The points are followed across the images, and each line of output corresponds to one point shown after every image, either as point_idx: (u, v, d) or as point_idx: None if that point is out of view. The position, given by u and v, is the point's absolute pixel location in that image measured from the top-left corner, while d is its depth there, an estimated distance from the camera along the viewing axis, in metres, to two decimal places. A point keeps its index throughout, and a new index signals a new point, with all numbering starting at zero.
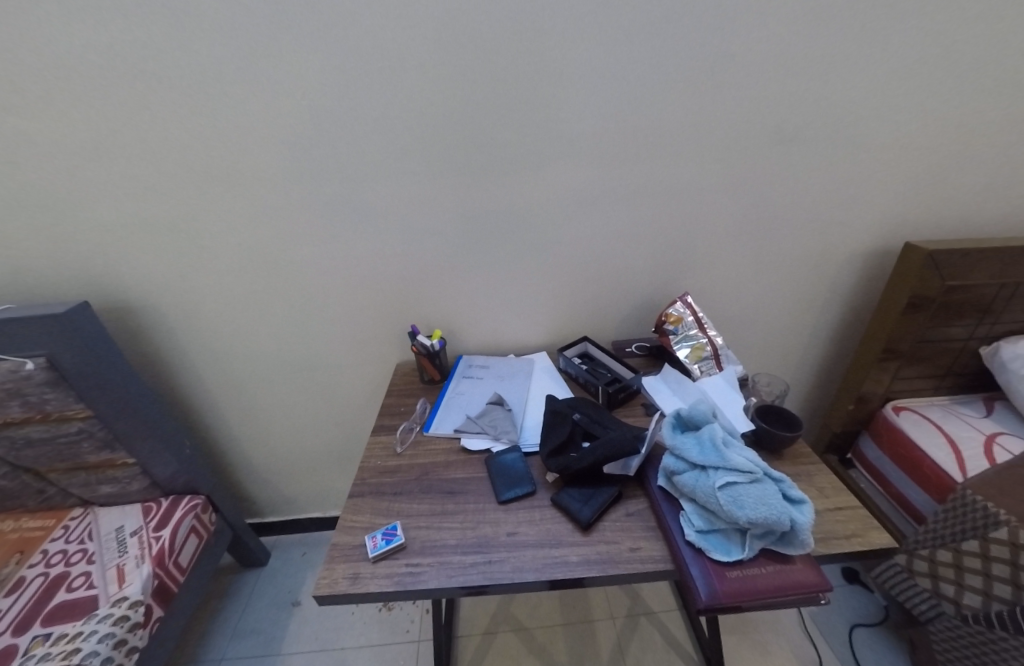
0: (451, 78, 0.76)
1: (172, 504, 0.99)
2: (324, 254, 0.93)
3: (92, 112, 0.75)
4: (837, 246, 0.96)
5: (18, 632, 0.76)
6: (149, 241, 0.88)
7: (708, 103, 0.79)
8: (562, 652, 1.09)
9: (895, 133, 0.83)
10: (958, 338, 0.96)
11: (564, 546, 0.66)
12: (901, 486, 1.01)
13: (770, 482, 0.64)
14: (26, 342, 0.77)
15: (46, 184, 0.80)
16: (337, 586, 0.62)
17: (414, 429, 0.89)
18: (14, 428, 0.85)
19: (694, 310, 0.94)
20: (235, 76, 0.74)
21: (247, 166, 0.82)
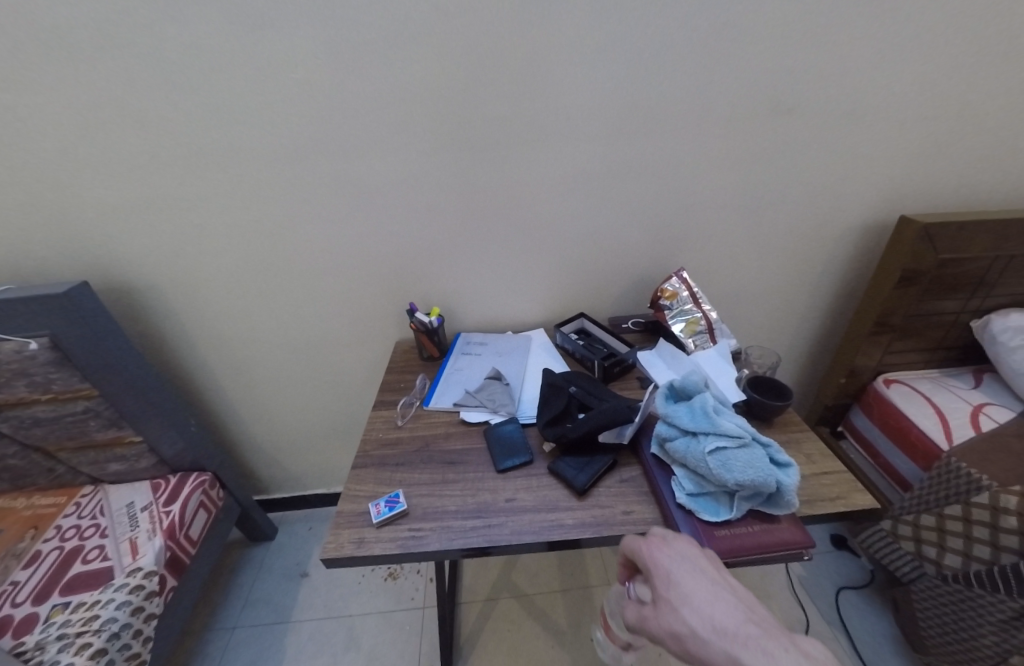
0: (445, 53, 0.75)
1: (180, 480, 1.02)
2: (322, 232, 0.93)
3: (80, 90, 0.74)
4: (832, 219, 0.97)
5: (38, 602, 0.79)
6: (145, 220, 0.88)
7: (705, 76, 0.79)
8: (560, 616, 1.13)
9: (893, 105, 0.83)
10: (950, 311, 0.97)
11: (560, 510, 0.68)
12: (889, 455, 1.04)
13: (757, 447, 0.66)
14: (28, 323, 0.78)
15: (36, 162, 0.80)
16: (343, 549, 0.65)
17: (413, 404, 0.91)
18: (22, 408, 0.86)
19: (689, 285, 0.95)
20: (225, 52, 0.73)
21: (241, 144, 0.82)
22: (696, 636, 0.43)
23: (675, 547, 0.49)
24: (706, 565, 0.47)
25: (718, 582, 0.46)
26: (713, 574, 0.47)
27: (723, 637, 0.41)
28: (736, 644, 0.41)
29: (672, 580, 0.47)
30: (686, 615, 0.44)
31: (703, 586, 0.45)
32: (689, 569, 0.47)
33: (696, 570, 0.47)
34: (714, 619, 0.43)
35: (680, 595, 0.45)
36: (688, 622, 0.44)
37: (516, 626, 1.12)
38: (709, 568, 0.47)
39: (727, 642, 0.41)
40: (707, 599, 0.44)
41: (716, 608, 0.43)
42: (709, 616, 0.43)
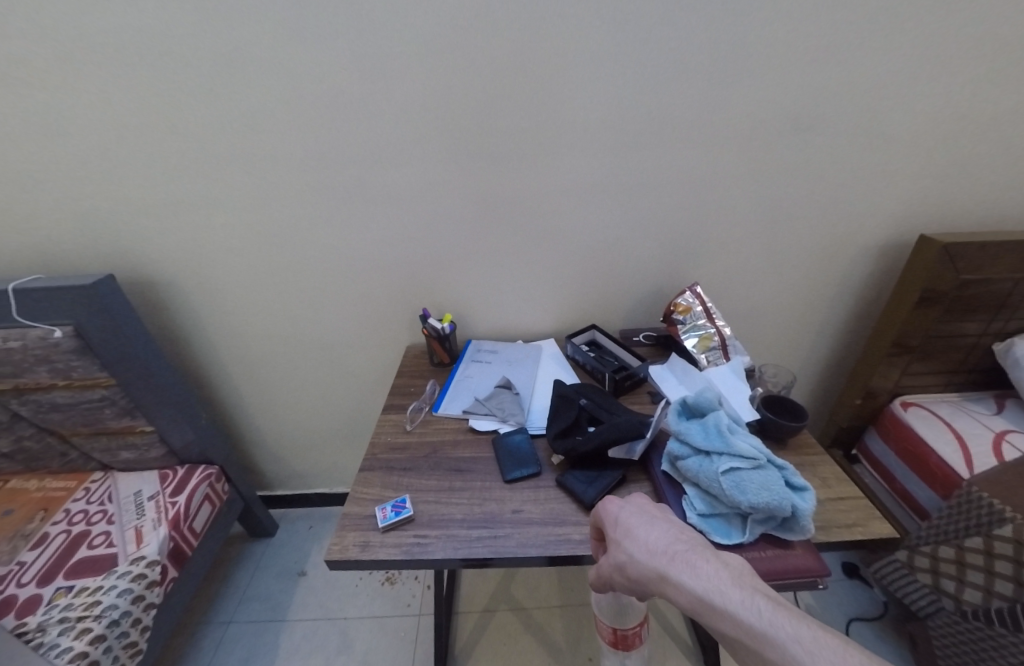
0: (468, 64, 0.77)
1: (188, 472, 1.02)
2: (339, 233, 0.94)
3: (118, 90, 0.77)
4: (850, 240, 0.96)
5: (43, 584, 0.80)
6: (172, 216, 0.91)
7: (724, 95, 0.79)
8: (559, 632, 1.11)
9: (914, 126, 0.83)
10: (971, 334, 0.95)
11: (567, 525, 0.67)
12: (906, 481, 1.00)
13: (772, 469, 0.65)
14: (55, 310, 0.80)
15: (73, 157, 0.83)
16: (347, 552, 0.65)
17: (423, 410, 0.91)
18: (42, 392, 0.89)
19: (703, 300, 0.94)
20: (256, 57, 0.76)
21: (267, 146, 0.84)
22: (634, 560, 0.50)
23: (625, 496, 0.57)
24: (649, 508, 0.55)
25: (657, 518, 0.53)
26: (655, 512, 0.54)
27: (655, 558, 0.49)
28: (665, 562, 0.48)
29: (619, 522, 0.54)
30: (628, 545, 0.51)
31: (643, 520, 0.53)
32: (633, 512, 0.54)
33: (639, 511, 0.54)
34: (650, 545, 0.50)
35: (624, 531, 0.53)
36: (628, 551, 0.51)
37: (513, 641, 1.10)
38: (652, 510, 0.54)
39: (657, 560, 0.48)
40: (644, 530, 0.52)
41: (653, 537, 0.51)
42: (645, 543, 0.50)
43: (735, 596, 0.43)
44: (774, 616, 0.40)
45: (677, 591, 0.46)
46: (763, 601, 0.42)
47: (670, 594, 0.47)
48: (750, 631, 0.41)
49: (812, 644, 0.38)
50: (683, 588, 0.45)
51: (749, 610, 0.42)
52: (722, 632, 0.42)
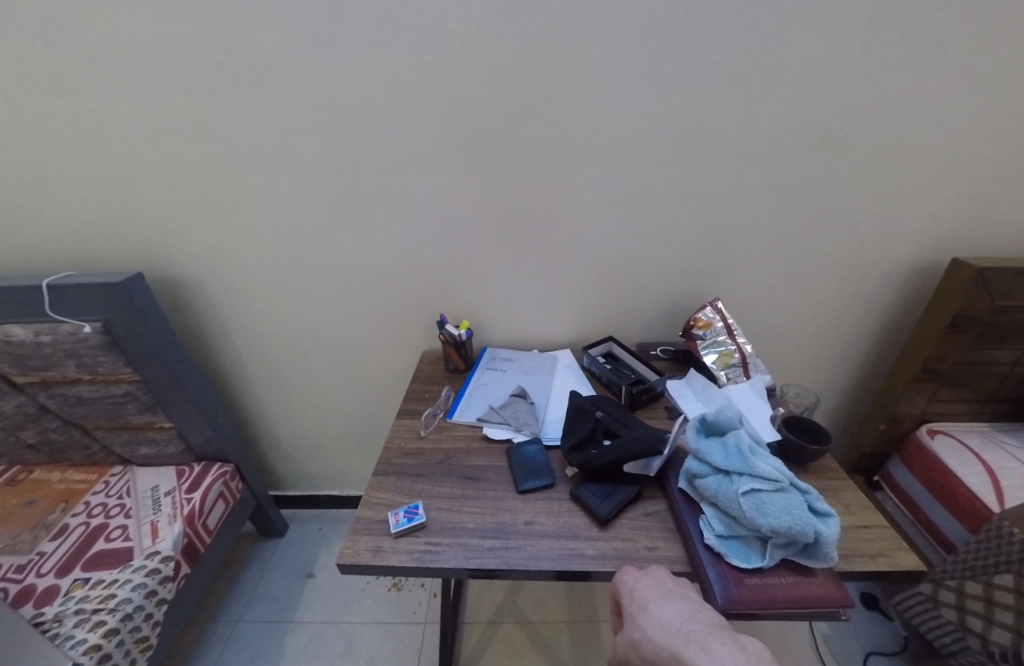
0: (496, 76, 0.78)
1: (204, 469, 1.04)
2: (361, 238, 0.95)
3: (157, 94, 0.79)
4: (878, 260, 0.94)
5: (61, 575, 0.81)
6: (201, 217, 0.92)
7: (752, 110, 0.79)
8: (565, 648, 1.09)
9: (949, 147, 0.81)
10: (1003, 362, 0.92)
11: (581, 539, 0.66)
12: (931, 510, 0.97)
13: (795, 492, 0.63)
14: (86, 306, 0.82)
15: (110, 157, 0.85)
16: (359, 557, 0.65)
17: (437, 416, 0.91)
18: (68, 385, 0.91)
19: (724, 316, 0.93)
20: (290, 64, 0.77)
21: (295, 151, 0.85)
22: (647, 638, 0.50)
23: (643, 569, 0.57)
24: (667, 582, 0.55)
25: (674, 593, 0.53)
26: (673, 587, 0.54)
27: (670, 637, 0.48)
28: (679, 641, 0.48)
29: (635, 595, 0.54)
30: (642, 620, 0.51)
31: (659, 595, 0.53)
32: (650, 585, 0.55)
33: (656, 584, 0.54)
34: (665, 623, 0.50)
35: (639, 604, 0.53)
36: (642, 626, 0.51)
37: (518, 654, 1.08)
38: (669, 584, 0.54)
39: (672, 639, 0.48)
40: (660, 605, 0.52)
41: (668, 615, 0.51)
42: (659, 619, 0.50)
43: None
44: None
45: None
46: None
47: None
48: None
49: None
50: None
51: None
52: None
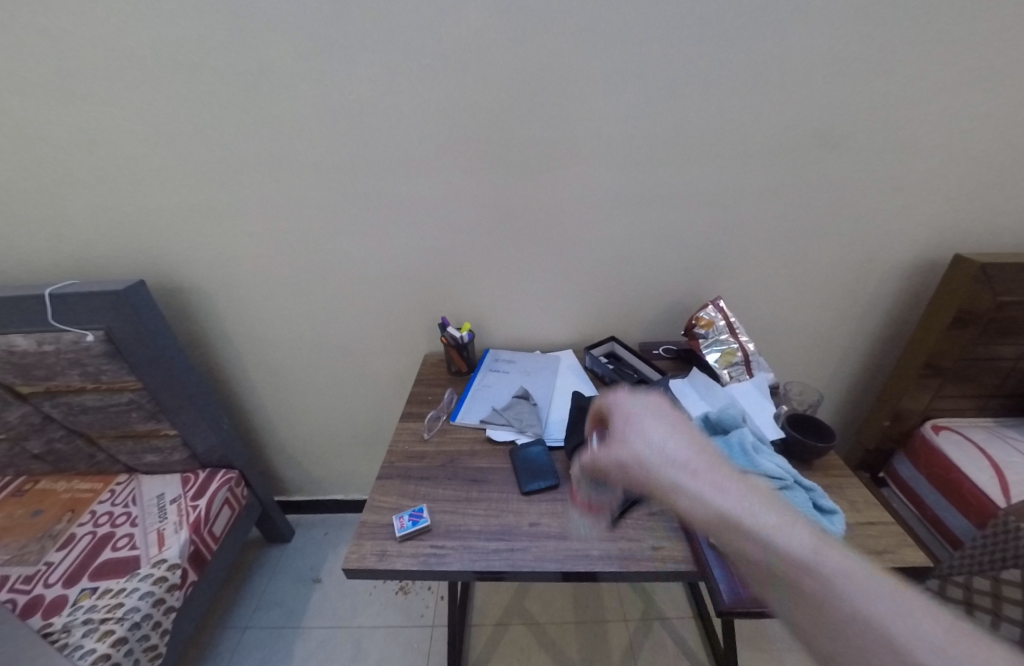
0: (495, 79, 0.78)
1: (208, 476, 1.04)
2: (362, 242, 0.95)
3: (156, 102, 0.80)
4: (880, 256, 0.94)
5: (68, 585, 0.81)
6: (201, 224, 0.93)
7: (751, 109, 0.79)
8: (573, 648, 1.09)
9: (951, 141, 0.81)
10: (1007, 357, 0.92)
11: (586, 540, 0.66)
12: (937, 506, 0.97)
13: (799, 490, 0.63)
14: (89, 316, 0.82)
15: (110, 165, 0.85)
16: (365, 561, 0.65)
17: (440, 418, 0.91)
18: (73, 395, 0.91)
19: (726, 314, 0.92)
20: (289, 70, 0.77)
21: (295, 157, 0.86)
22: (643, 457, 0.48)
23: (642, 395, 0.54)
24: (667, 411, 0.52)
25: (672, 422, 0.51)
26: (673, 416, 0.52)
27: (668, 465, 0.47)
28: (678, 467, 0.47)
29: (631, 419, 0.52)
30: (637, 441, 0.50)
31: (661, 425, 0.51)
32: (652, 414, 0.52)
33: (656, 411, 0.52)
34: (663, 448, 0.49)
35: (636, 427, 0.51)
36: (637, 446, 0.49)
37: (526, 655, 1.08)
38: (670, 415, 0.52)
39: (671, 467, 0.47)
40: (658, 431, 0.50)
41: (667, 442, 0.49)
42: (656, 442, 0.49)
43: (743, 508, 0.43)
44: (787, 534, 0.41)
45: (684, 494, 0.45)
46: (775, 516, 0.42)
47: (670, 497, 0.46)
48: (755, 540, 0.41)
49: (822, 559, 0.39)
50: (691, 492, 0.45)
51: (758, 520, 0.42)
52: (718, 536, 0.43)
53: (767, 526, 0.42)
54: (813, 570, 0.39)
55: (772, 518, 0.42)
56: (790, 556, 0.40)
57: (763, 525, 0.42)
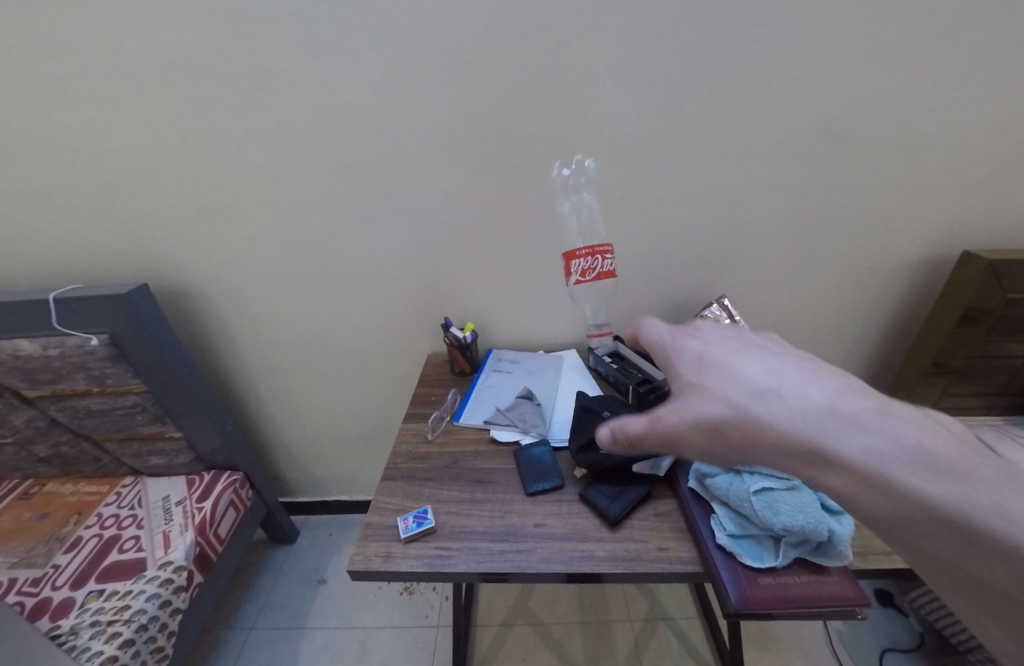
0: (496, 78, 0.77)
1: (214, 478, 1.04)
2: (364, 243, 0.95)
3: (158, 105, 0.80)
4: (887, 253, 0.93)
5: (75, 587, 0.82)
6: (204, 226, 0.93)
7: (755, 105, 0.78)
8: (578, 648, 1.09)
9: (959, 136, 0.79)
10: (1017, 355, 0.91)
11: (591, 541, 0.66)
12: None
13: (807, 490, 0.63)
14: (93, 319, 0.83)
15: (112, 169, 0.85)
16: (370, 563, 0.65)
17: (444, 419, 0.91)
18: (78, 398, 0.91)
19: (731, 313, 0.91)
20: (289, 72, 0.77)
21: (296, 158, 0.85)
22: (727, 400, 0.42)
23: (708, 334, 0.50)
24: (745, 344, 0.47)
25: (757, 352, 0.45)
26: (756, 348, 0.46)
27: (760, 399, 0.41)
28: (774, 396, 0.41)
29: (700, 357, 0.47)
30: (714, 381, 0.44)
31: (742, 358, 0.45)
32: (727, 351, 0.46)
33: (727, 346, 0.47)
34: (752, 382, 0.43)
35: (710, 366, 0.46)
36: (714, 384, 0.44)
37: (531, 655, 1.08)
38: (751, 347, 0.46)
39: (765, 403, 0.41)
40: (737, 364, 0.45)
41: (755, 374, 0.43)
42: (738, 375, 0.44)
43: (871, 434, 0.36)
44: (932, 454, 0.34)
45: (788, 420, 0.39)
46: (910, 428, 0.36)
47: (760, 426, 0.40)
48: (894, 477, 0.34)
49: (983, 488, 0.32)
50: (798, 431, 0.38)
51: (891, 446, 0.35)
52: (848, 479, 0.36)
53: (905, 448, 0.35)
54: (949, 483, 0.33)
55: (909, 432, 0.35)
56: (936, 484, 0.33)
57: (904, 448, 0.35)
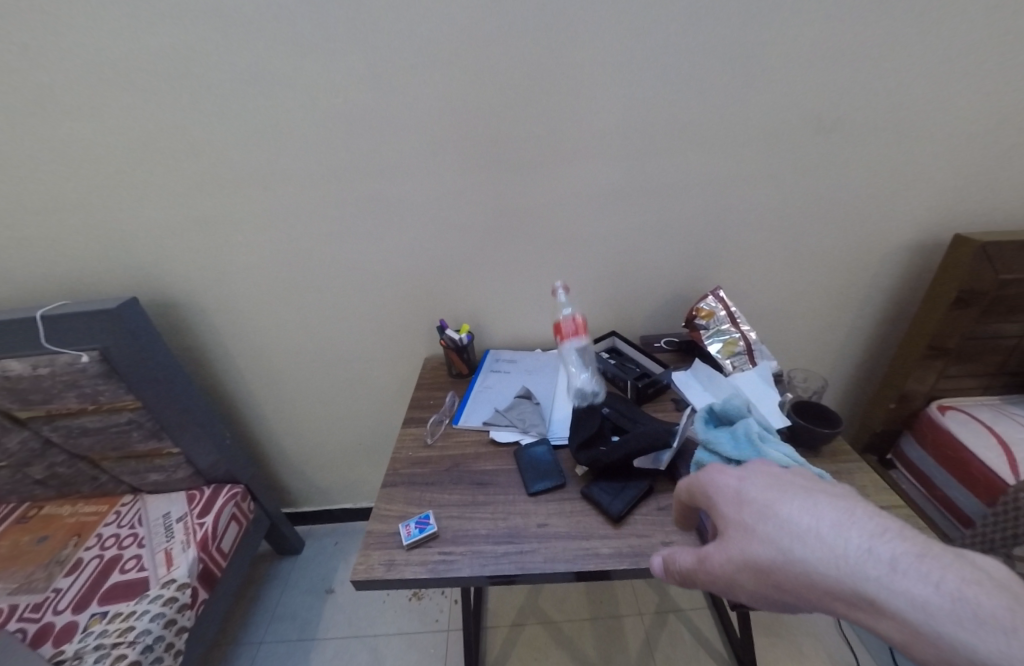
0: (483, 76, 0.76)
1: (214, 492, 1.03)
2: (356, 248, 0.94)
3: (139, 117, 0.78)
4: (880, 238, 0.93)
5: (77, 610, 0.81)
6: (192, 238, 0.91)
7: (744, 93, 0.77)
8: (589, 645, 1.09)
9: (949, 118, 0.79)
10: (1011, 335, 0.91)
11: (595, 539, 0.66)
12: (946, 486, 0.96)
13: None
14: (83, 337, 0.81)
15: (96, 183, 0.84)
16: (374, 571, 0.64)
17: (443, 422, 0.90)
18: (71, 417, 0.90)
19: (726, 304, 0.92)
20: (273, 77, 0.76)
21: (284, 165, 0.84)
22: (761, 555, 0.38)
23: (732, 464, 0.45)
24: (780, 475, 0.42)
25: (797, 489, 0.40)
26: (793, 481, 0.41)
27: (802, 543, 0.36)
28: (816, 540, 0.36)
29: (729, 499, 0.43)
30: (747, 531, 0.40)
31: (779, 494, 0.40)
32: (763, 485, 0.41)
33: (755, 478, 0.43)
34: (794, 526, 0.38)
35: (739, 510, 0.41)
36: (748, 538, 0.40)
37: (542, 654, 1.08)
38: (788, 480, 0.41)
39: (806, 546, 0.36)
40: (766, 506, 0.40)
41: (797, 516, 0.38)
42: (772, 524, 0.39)
43: (918, 585, 0.32)
44: (988, 614, 0.30)
45: (821, 577, 0.35)
46: (954, 579, 0.32)
47: (802, 593, 0.36)
48: (950, 640, 0.30)
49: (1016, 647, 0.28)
50: (843, 581, 0.34)
51: (946, 603, 0.31)
52: (898, 628, 0.32)
53: (957, 603, 0.31)
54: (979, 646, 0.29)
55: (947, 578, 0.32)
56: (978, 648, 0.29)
57: (946, 600, 0.31)
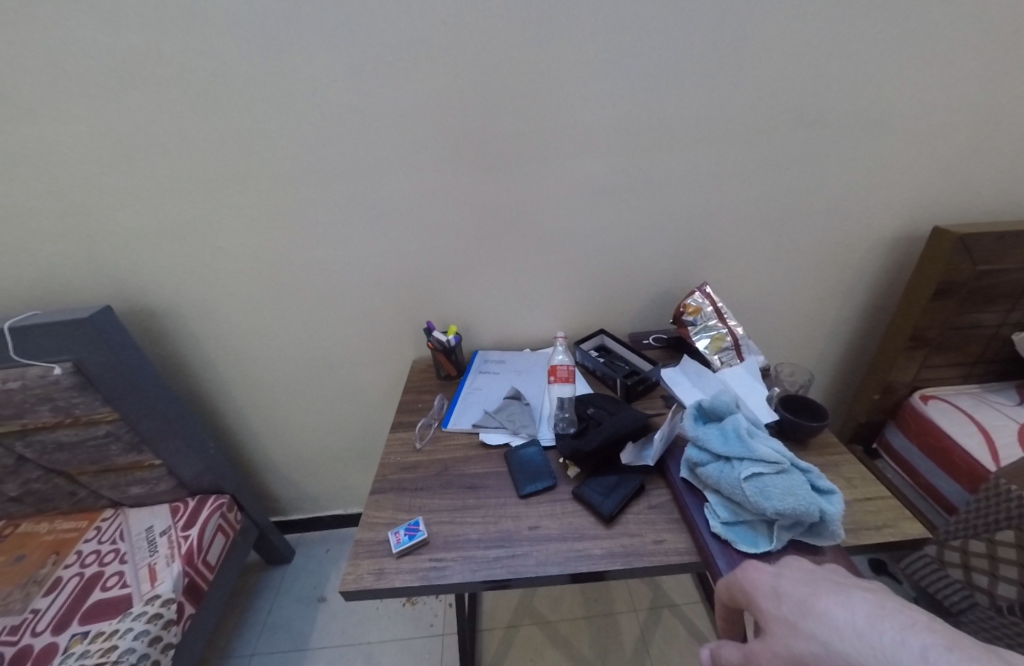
0: (464, 74, 0.75)
1: (198, 503, 1.01)
2: (339, 251, 0.92)
3: (107, 118, 0.75)
4: (862, 231, 0.94)
5: (57, 632, 0.78)
6: (167, 243, 0.89)
7: (727, 89, 0.77)
8: (585, 644, 1.09)
9: (927, 111, 0.80)
10: (989, 324, 0.93)
11: (587, 540, 0.66)
12: (929, 474, 0.98)
13: (797, 472, 0.63)
14: (54, 348, 0.79)
15: (63, 187, 0.81)
16: (363, 581, 0.63)
17: (432, 426, 0.89)
18: (45, 432, 0.87)
19: (713, 300, 0.92)
20: (247, 77, 0.74)
21: (262, 167, 0.82)
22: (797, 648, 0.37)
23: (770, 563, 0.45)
24: (816, 573, 0.41)
25: (834, 584, 0.39)
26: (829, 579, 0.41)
27: (838, 635, 0.35)
28: (850, 632, 0.35)
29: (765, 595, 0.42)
30: (786, 626, 0.39)
31: (815, 589, 0.40)
32: (796, 580, 0.41)
33: (793, 575, 0.42)
34: (830, 620, 0.37)
35: (779, 606, 0.40)
36: (787, 633, 0.38)
37: (539, 655, 1.08)
38: (823, 577, 0.41)
39: (842, 637, 0.35)
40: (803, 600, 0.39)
41: (836, 610, 0.37)
42: (809, 618, 0.38)
43: None
44: None
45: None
46: None
47: None
48: None
49: None
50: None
51: None
52: None
53: None
54: None
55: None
56: None
57: None
